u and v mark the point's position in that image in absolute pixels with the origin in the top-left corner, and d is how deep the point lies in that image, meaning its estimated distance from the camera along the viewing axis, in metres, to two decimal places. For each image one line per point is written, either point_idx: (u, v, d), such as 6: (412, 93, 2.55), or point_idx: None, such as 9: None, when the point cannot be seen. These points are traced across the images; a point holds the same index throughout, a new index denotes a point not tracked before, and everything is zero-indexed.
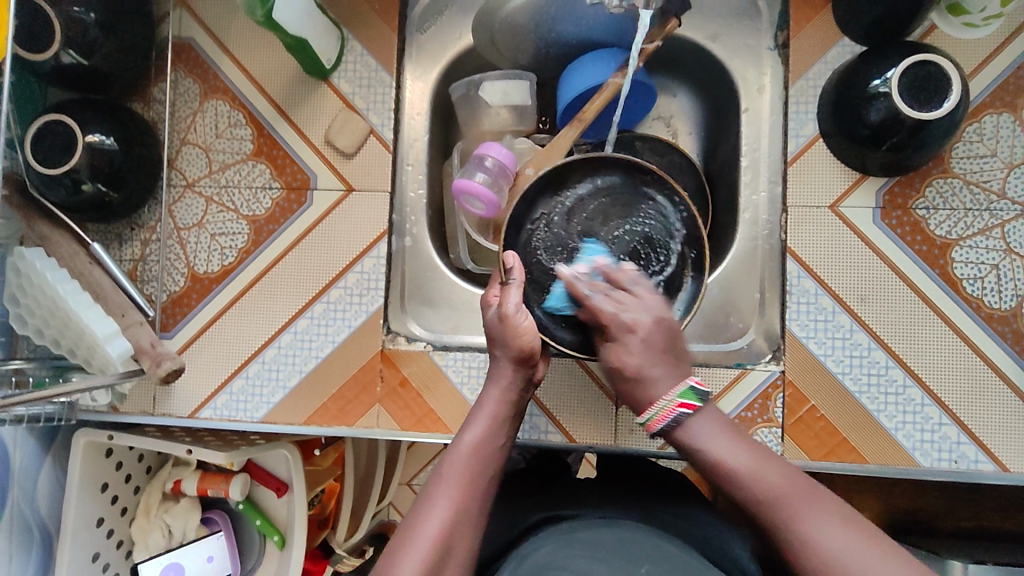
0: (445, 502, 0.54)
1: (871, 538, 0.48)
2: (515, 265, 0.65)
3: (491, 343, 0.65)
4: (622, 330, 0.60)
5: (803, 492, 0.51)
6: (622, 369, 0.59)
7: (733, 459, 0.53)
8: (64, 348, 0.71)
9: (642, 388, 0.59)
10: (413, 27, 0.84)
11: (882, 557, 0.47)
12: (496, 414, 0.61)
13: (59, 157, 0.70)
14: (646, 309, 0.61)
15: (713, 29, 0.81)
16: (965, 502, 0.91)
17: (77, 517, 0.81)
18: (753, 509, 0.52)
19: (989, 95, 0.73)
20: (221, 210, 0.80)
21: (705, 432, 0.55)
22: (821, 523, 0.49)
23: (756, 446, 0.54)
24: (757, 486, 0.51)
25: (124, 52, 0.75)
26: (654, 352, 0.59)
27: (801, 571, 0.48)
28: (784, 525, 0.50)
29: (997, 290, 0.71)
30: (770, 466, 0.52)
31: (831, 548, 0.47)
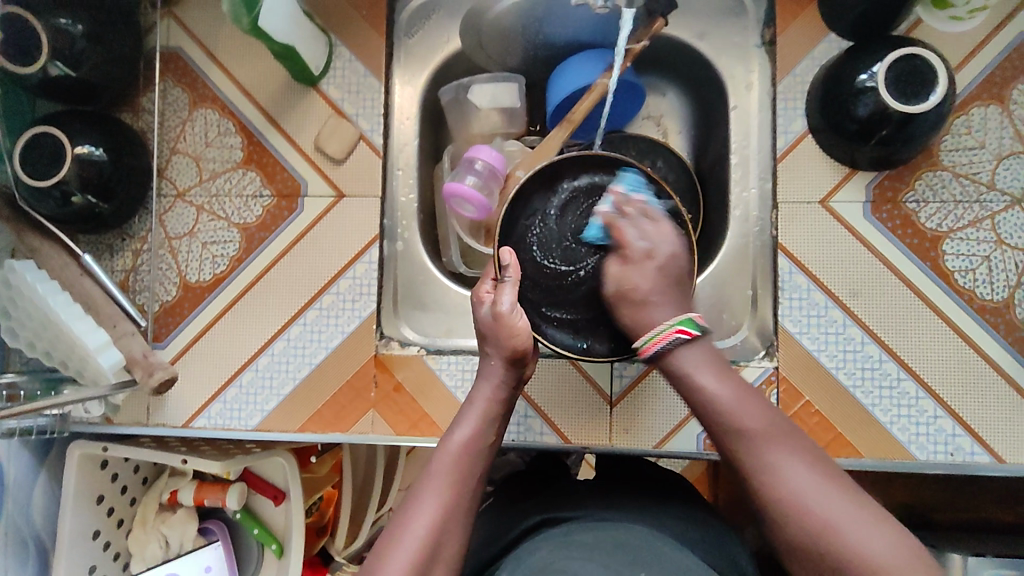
0: (432, 502, 0.54)
1: (836, 480, 0.50)
2: (510, 263, 0.64)
3: (484, 341, 0.64)
4: (642, 254, 0.62)
5: (779, 431, 0.53)
6: (632, 290, 0.61)
7: (715, 393, 0.55)
8: (55, 360, 0.70)
9: (646, 313, 0.61)
10: (401, 32, 0.85)
11: (843, 494, 0.48)
12: (485, 412, 0.61)
13: (49, 169, 0.70)
14: (667, 238, 0.63)
15: (700, 27, 0.81)
16: (964, 495, 0.91)
17: (73, 529, 0.81)
18: (728, 440, 0.54)
19: (977, 87, 0.73)
20: (212, 218, 0.80)
21: (693, 364, 0.57)
22: (790, 458, 0.51)
23: (740, 384, 0.56)
24: (735, 419, 0.53)
25: (112, 63, 0.75)
26: (663, 280, 0.62)
27: (761, 500, 0.50)
28: (754, 456, 0.52)
29: (989, 282, 0.72)
30: (750, 399, 0.55)
31: (794, 482, 0.49)
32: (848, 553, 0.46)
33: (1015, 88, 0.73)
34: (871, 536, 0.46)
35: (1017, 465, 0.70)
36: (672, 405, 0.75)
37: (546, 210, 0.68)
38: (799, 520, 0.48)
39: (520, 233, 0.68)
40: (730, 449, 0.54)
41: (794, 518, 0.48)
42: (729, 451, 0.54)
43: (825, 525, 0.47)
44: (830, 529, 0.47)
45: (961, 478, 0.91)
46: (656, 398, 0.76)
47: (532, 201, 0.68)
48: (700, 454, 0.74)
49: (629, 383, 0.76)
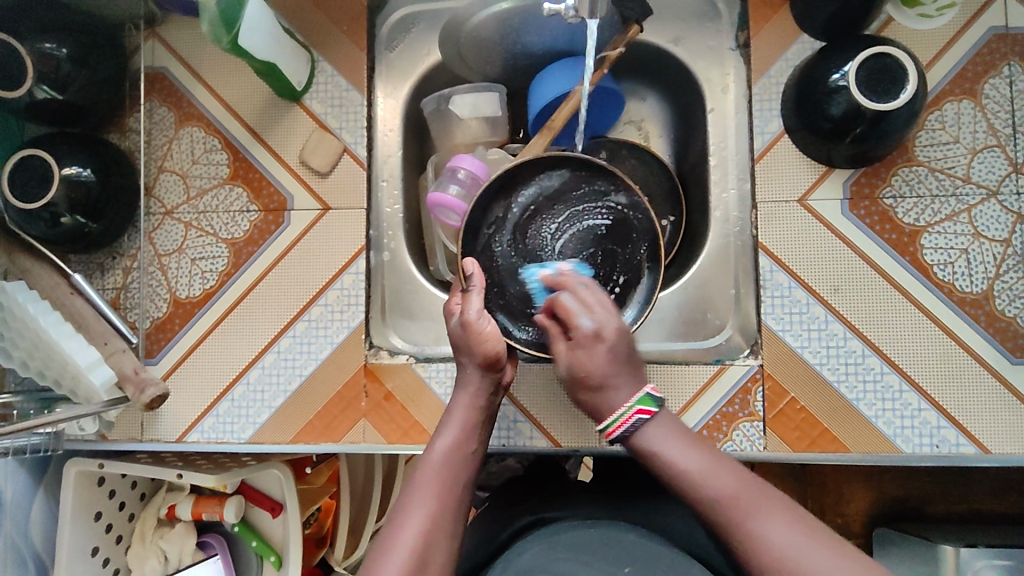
0: (420, 510, 0.54)
1: (820, 535, 0.48)
2: (474, 272, 0.67)
3: (458, 351, 0.66)
4: (588, 336, 0.60)
5: (754, 493, 0.51)
6: (586, 378, 0.59)
7: (686, 464, 0.54)
8: (49, 379, 0.71)
9: (606, 396, 0.59)
10: (382, 45, 0.86)
11: (827, 550, 0.47)
12: (466, 421, 0.62)
13: (38, 190, 0.71)
14: (608, 315, 0.61)
15: (675, 32, 0.83)
16: (955, 487, 0.91)
17: (71, 546, 0.82)
18: (706, 513, 0.52)
19: (948, 83, 0.74)
20: (200, 234, 0.81)
21: (659, 439, 0.56)
22: (770, 520, 0.49)
23: (708, 451, 0.55)
24: (709, 489, 0.52)
25: (98, 85, 0.77)
26: (614, 361, 0.59)
27: (750, 569, 0.49)
28: (734, 525, 0.50)
29: (968, 275, 0.72)
30: (720, 467, 0.53)
31: (777, 544, 0.48)
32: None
33: (987, 83, 0.74)
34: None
35: (1003, 455, 0.70)
36: None
37: (506, 216, 0.74)
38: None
39: (486, 241, 0.74)
40: (710, 523, 0.52)
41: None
42: (710, 524, 0.52)
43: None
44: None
45: (952, 470, 0.92)
46: None
47: (493, 208, 0.74)
48: None
49: None
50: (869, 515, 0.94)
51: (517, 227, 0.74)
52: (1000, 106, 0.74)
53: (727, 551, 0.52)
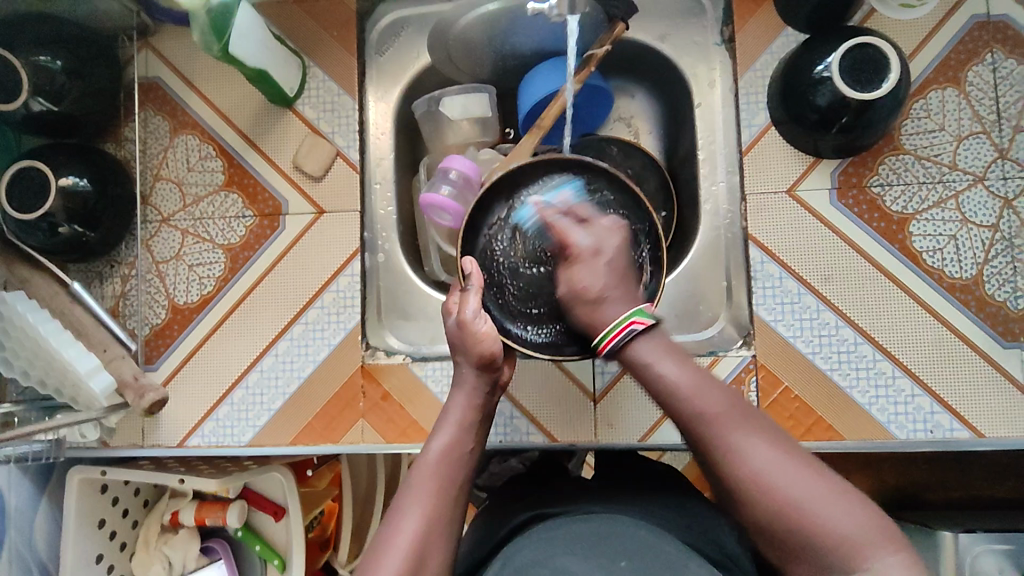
0: (416, 512, 0.54)
1: (798, 456, 0.50)
2: (473, 271, 0.66)
3: (455, 351, 0.65)
4: (589, 251, 0.63)
5: (741, 412, 0.52)
6: (585, 290, 0.60)
7: (677, 379, 0.54)
8: (49, 388, 0.72)
9: (601, 312, 0.60)
10: (372, 50, 0.87)
11: (806, 471, 0.49)
12: (462, 420, 0.61)
13: (35, 201, 0.72)
14: (608, 235, 0.64)
15: (662, 29, 0.84)
16: (953, 474, 0.92)
17: (76, 553, 0.82)
18: (691, 426, 0.53)
19: (932, 71, 0.75)
20: (197, 240, 0.82)
21: (651, 354, 0.56)
22: (754, 439, 0.50)
23: (699, 368, 0.55)
24: (699, 406, 0.52)
25: (93, 96, 0.78)
26: (612, 276, 0.61)
27: (726, 484, 0.50)
28: (718, 441, 0.51)
29: (957, 260, 0.73)
30: (709, 386, 0.54)
31: (760, 462, 0.49)
32: (814, 529, 0.46)
33: (970, 70, 0.75)
34: (835, 510, 0.46)
35: (997, 439, 0.70)
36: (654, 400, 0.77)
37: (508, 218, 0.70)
38: (764, 501, 0.48)
39: (483, 241, 0.70)
40: (692, 437, 0.53)
41: (760, 500, 0.48)
42: (691, 436, 0.53)
43: (790, 502, 0.47)
44: (796, 507, 0.47)
45: (951, 456, 0.92)
46: (639, 394, 0.78)
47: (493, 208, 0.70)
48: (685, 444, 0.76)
49: (612, 379, 0.78)
50: None
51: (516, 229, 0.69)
52: (984, 93, 0.75)
53: (705, 464, 0.53)
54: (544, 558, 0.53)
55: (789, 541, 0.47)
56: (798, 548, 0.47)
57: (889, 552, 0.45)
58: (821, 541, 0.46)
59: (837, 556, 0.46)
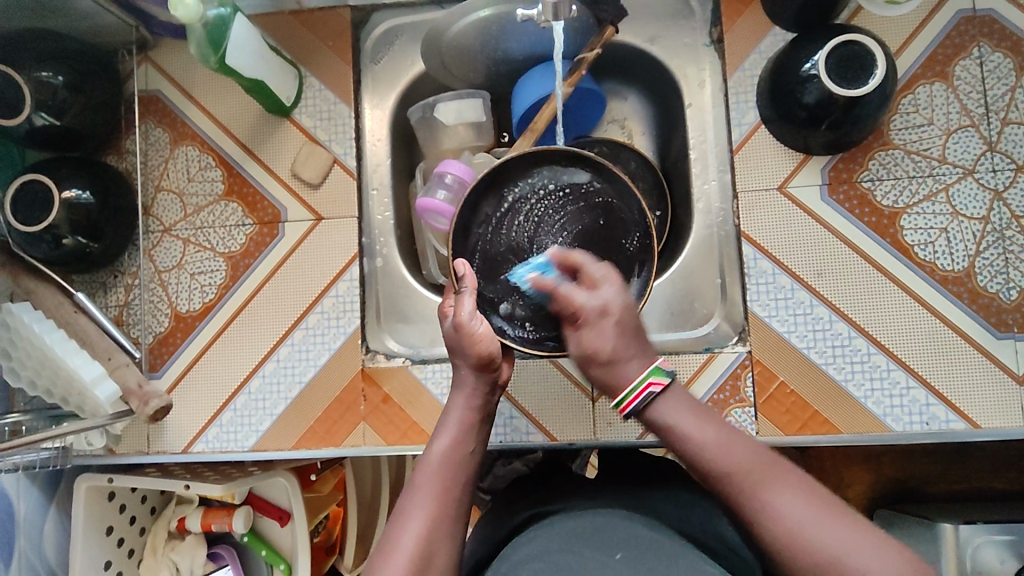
0: (420, 512, 0.55)
1: (829, 508, 0.50)
2: (466, 273, 0.66)
3: (453, 353, 0.66)
4: (596, 313, 0.62)
5: (767, 466, 0.52)
6: (596, 354, 0.61)
7: (701, 438, 0.55)
8: (56, 397, 0.73)
9: (617, 370, 0.61)
10: (367, 59, 0.89)
11: (838, 523, 0.48)
12: (462, 421, 0.62)
13: (39, 213, 0.73)
14: (613, 290, 0.63)
15: (652, 31, 0.85)
16: (953, 466, 0.92)
17: (85, 560, 0.83)
18: (719, 485, 0.54)
19: (920, 67, 0.76)
20: (199, 249, 0.83)
21: (673, 415, 0.58)
22: (781, 493, 0.50)
23: (723, 425, 0.56)
24: (724, 463, 0.53)
25: (95, 109, 0.79)
26: (622, 335, 0.62)
27: (761, 542, 0.50)
28: (748, 498, 0.51)
29: (949, 253, 0.73)
30: (735, 440, 0.55)
31: (790, 516, 0.49)
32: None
33: (957, 65, 0.76)
34: (874, 562, 0.46)
35: (993, 429, 0.71)
36: None
37: (496, 214, 0.72)
38: (799, 557, 0.48)
39: (471, 240, 0.72)
40: (724, 495, 0.53)
41: (794, 557, 0.48)
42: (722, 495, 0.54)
43: (824, 556, 0.47)
44: (833, 561, 0.47)
45: (951, 449, 0.92)
46: None
47: (482, 207, 0.72)
48: None
49: None
50: (871, 498, 0.94)
51: (506, 224, 0.71)
52: (972, 86, 0.75)
53: (740, 524, 0.53)
54: (542, 554, 0.53)
55: None
56: None
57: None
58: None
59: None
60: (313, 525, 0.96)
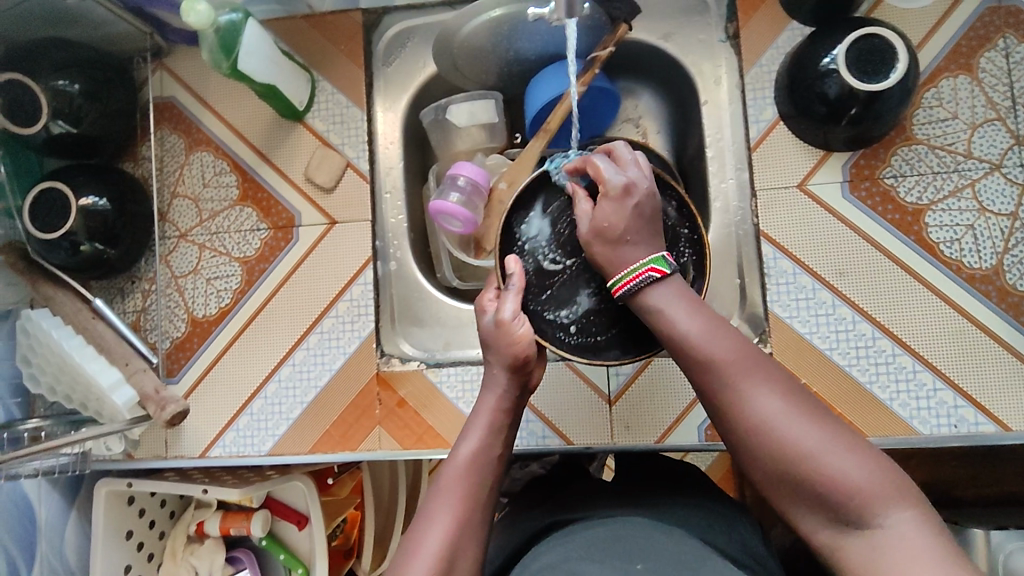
0: (446, 515, 0.54)
1: (808, 408, 0.49)
2: (515, 271, 0.64)
3: (487, 350, 0.64)
4: (620, 190, 0.58)
5: (753, 361, 0.51)
6: (606, 227, 0.58)
7: (687, 327, 0.53)
8: (75, 402, 0.74)
9: (620, 253, 0.58)
10: (379, 61, 0.88)
11: (814, 422, 0.48)
12: (491, 423, 0.61)
13: (57, 221, 0.74)
14: (642, 174, 0.60)
15: (665, 29, 0.84)
16: (983, 470, 0.89)
17: (105, 564, 0.84)
18: (699, 375, 0.52)
19: (943, 59, 0.74)
20: (215, 254, 0.84)
21: (665, 300, 0.55)
22: (762, 390, 0.50)
23: (711, 315, 0.54)
24: (706, 355, 0.52)
25: (111, 116, 0.80)
26: (639, 218, 0.58)
27: (735, 434, 0.50)
28: (727, 391, 0.51)
29: (976, 250, 0.71)
30: (722, 331, 0.53)
31: (766, 411, 0.49)
32: (826, 480, 0.46)
33: (982, 56, 0.74)
34: (846, 463, 0.46)
35: None
36: (671, 400, 0.77)
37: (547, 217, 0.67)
38: (775, 452, 0.48)
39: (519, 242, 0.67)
40: (702, 383, 0.52)
41: (769, 451, 0.48)
42: (700, 384, 0.53)
43: (800, 452, 0.47)
44: (807, 459, 0.47)
45: (981, 453, 0.89)
46: (654, 395, 0.77)
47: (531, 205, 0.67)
48: (703, 444, 0.75)
49: (626, 381, 0.78)
50: None
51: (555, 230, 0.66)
52: (997, 79, 0.73)
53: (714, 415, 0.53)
54: (559, 561, 0.52)
55: (800, 490, 0.47)
56: (806, 497, 0.47)
57: (903, 508, 0.45)
58: (832, 492, 0.46)
59: (851, 507, 0.45)
60: (330, 529, 0.95)
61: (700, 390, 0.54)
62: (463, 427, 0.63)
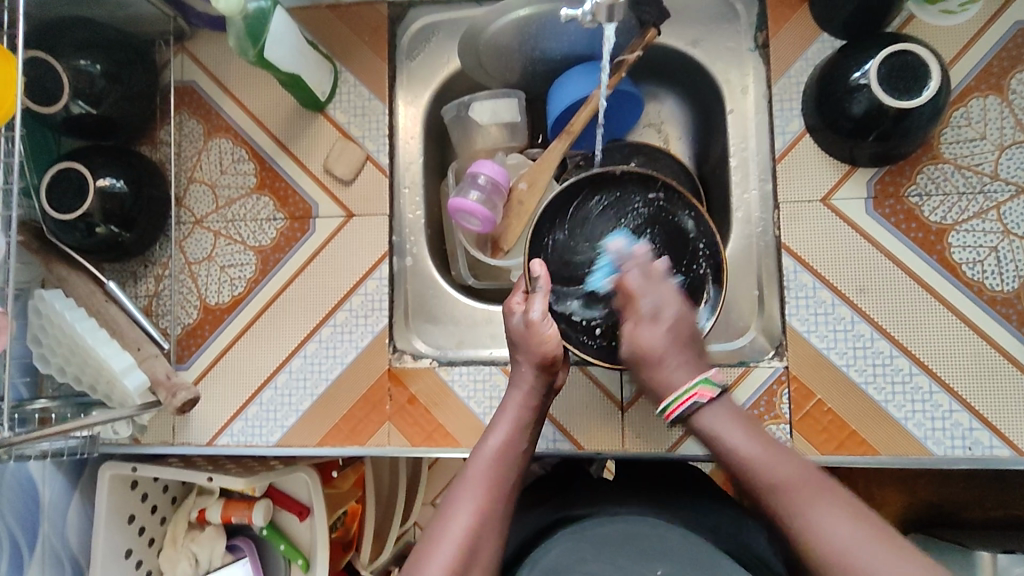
0: (471, 505, 0.56)
1: (875, 530, 0.51)
2: (540, 274, 0.66)
3: (515, 348, 0.67)
4: (649, 314, 0.63)
5: (814, 485, 0.54)
6: (646, 352, 0.62)
7: (749, 449, 0.57)
8: (84, 384, 0.74)
9: (666, 373, 0.62)
10: (403, 55, 0.88)
11: (880, 546, 0.50)
12: (518, 420, 0.63)
13: (74, 202, 0.73)
14: (672, 297, 0.64)
15: (693, 35, 0.83)
16: (991, 492, 0.88)
17: (107, 547, 0.83)
18: (761, 501, 0.55)
19: (974, 79, 0.73)
20: (230, 242, 0.83)
21: (718, 422, 0.60)
22: (825, 512, 0.52)
23: (769, 440, 0.58)
24: (768, 477, 0.55)
25: (132, 100, 0.79)
26: (675, 340, 0.63)
27: (805, 559, 0.52)
28: (792, 513, 0.53)
29: (998, 272, 0.71)
30: (781, 455, 0.56)
31: (833, 535, 0.51)
32: None
33: (1013, 78, 0.73)
34: None
35: None
36: None
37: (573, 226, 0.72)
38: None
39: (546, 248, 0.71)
40: (769, 508, 0.55)
41: (838, 574, 0.49)
42: (765, 510, 0.56)
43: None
44: None
45: (988, 474, 0.89)
46: None
47: (555, 221, 0.72)
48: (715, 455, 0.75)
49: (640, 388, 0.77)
50: (903, 522, 0.91)
51: (580, 240, 0.71)
52: None
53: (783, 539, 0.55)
54: (576, 563, 0.51)
55: None
56: None
57: None
58: None
59: None
60: (331, 520, 0.95)
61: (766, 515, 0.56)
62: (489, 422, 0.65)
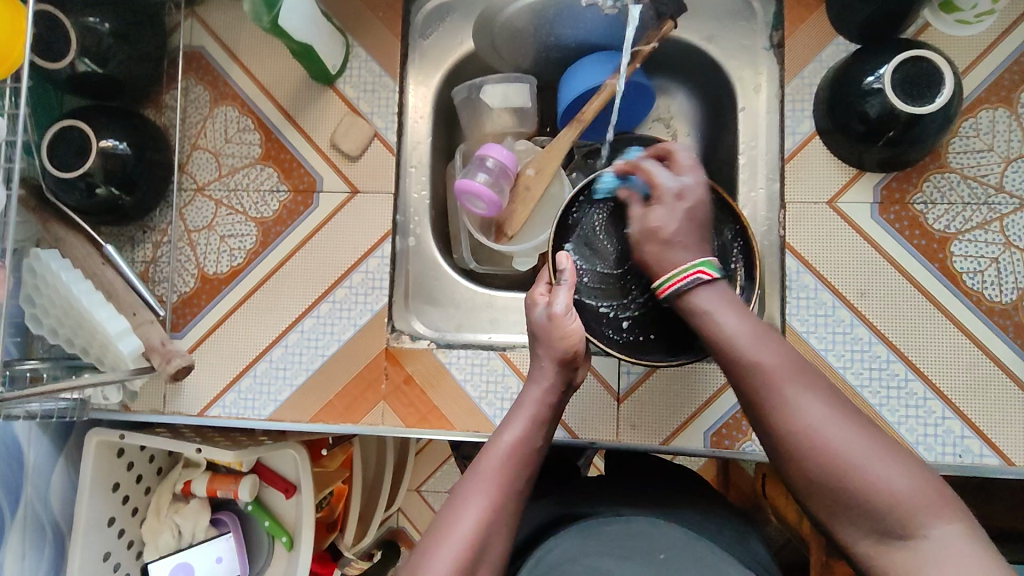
0: (481, 500, 0.54)
1: (850, 416, 0.52)
2: (567, 267, 0.67)
3: (535, 342, 0.66)
4: (671, 194, 0.64)
5: (796, 371, 0.54)
6: (659, 229, 0.62)
7: (736, 328, 0.57)
8: (77, 346, 0.73)
9: (670, 254, 0.62)
10: (416, 33, 0.87)
11: (854, 428, 0.51)
12: (534, 415, 0.61)
13: (76, 160, 0.72)
14: (695, 181, 0.64)
15: (708, 31, 0.83)
16: (975, 502, 0.90)
17: (89, 516, 0.82)
18: (742, 376, 0.55)
19: (984, 91, 0.74)
20: (231, 212, 0.82)
21: (712, 301, 0.59)
22: (805, 395, 0.53)
23: (757, 323, 0.58)
24: (752, 355, 0.55)
25: (137, 60, 0.78)
26: (689, 221, 0.63)
27: (778, 441, 0.52)
28: (771, 391, 0.53)
29: (998, 284, 0.72)
30: (767, 338, 0.56)
31: (809, 416, 0.51)
32: (871, 487, 0.48)
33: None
34: (890, 467, 0.48)
35: None
36: (677, 406, 0.76)
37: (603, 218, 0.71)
38: (821, 456, 0.50)
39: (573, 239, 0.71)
40: (747, 387, 0.55)
41: (813, 453, 0.50)
42: (742, 390, 0.56)
43: (846, 459, 0.49)
44: (850, 463, 0.49)
45: (972, 485, 0.90)
46: (660, 398, 0.77)
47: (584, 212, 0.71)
48: (707, 450, 0.75)
49: (637, 380, 0.77)
50: None
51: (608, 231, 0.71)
52: None
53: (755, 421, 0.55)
54: (575, 555, 0.51)
55: (841, 497, 0.49)
56: (853, 506, 0.48)
57: (949, 520, 0.46)
58: (879, 496, 0.47)
59: (895, 514, 0.47)
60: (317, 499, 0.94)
61: (742, 396, 0.56)
62: (505, 416, 0.63)
